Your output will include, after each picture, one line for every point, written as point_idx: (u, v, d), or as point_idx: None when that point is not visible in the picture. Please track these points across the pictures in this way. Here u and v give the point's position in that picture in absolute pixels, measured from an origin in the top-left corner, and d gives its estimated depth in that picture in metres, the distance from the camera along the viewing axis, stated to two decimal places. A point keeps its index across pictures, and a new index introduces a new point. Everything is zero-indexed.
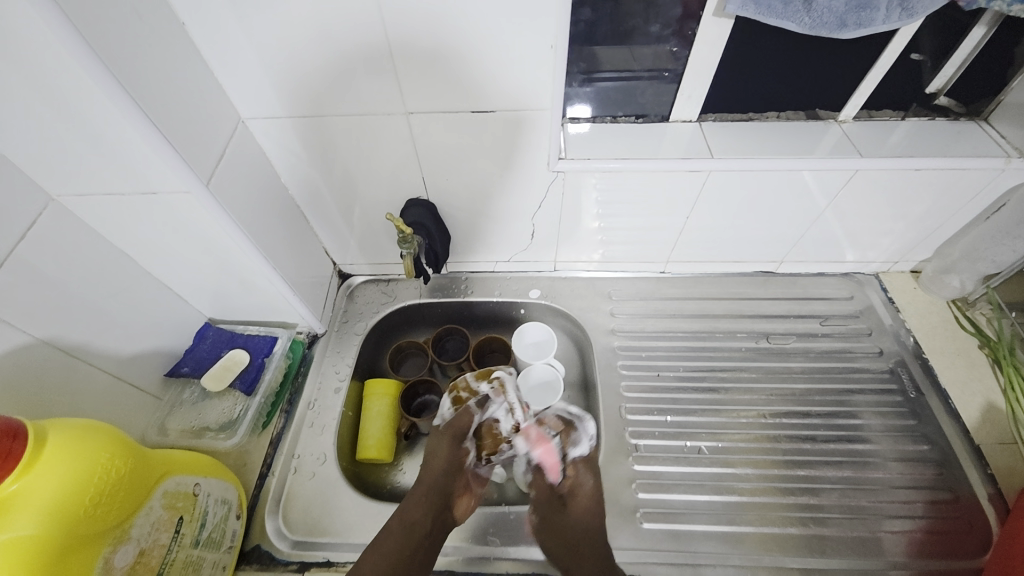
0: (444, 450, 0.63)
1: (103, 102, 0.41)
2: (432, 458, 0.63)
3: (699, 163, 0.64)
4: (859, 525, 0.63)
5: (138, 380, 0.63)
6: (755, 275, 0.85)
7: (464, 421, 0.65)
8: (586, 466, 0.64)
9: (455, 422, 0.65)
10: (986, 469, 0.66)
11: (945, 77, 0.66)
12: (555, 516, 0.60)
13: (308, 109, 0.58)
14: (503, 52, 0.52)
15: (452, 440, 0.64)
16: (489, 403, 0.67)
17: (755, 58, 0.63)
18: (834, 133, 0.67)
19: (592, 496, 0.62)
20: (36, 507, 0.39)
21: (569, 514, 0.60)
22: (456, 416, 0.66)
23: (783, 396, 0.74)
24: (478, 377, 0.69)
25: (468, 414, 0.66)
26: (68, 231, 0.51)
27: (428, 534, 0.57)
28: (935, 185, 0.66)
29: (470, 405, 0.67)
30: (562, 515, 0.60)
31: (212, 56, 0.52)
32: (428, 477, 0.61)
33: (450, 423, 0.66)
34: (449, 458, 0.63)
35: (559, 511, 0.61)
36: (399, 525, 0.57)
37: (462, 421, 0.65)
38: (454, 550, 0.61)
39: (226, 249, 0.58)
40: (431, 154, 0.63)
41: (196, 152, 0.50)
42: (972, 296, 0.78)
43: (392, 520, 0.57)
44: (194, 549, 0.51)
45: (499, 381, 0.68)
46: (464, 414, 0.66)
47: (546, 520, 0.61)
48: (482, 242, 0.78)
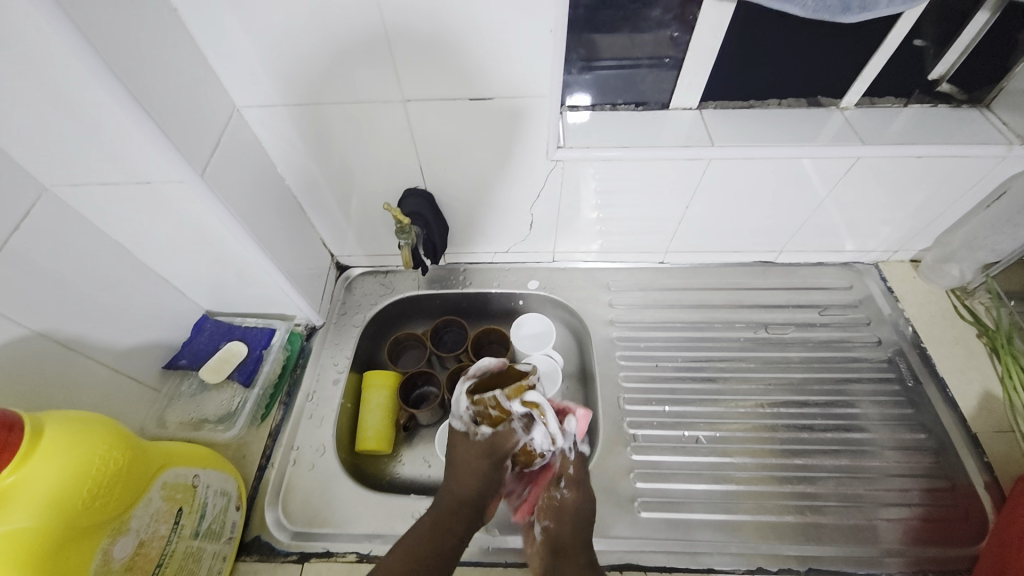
0: (479, 463, 0.56)
1: (94, 90, 0.40)
2: (463, 466, 0.56)
3: (698, 152, 0.63)
4: (856, 513, 0.63)
5: (136, 372, 0.63)
6: (754, 265, 0.84)
7: (504, 445, 0.56)
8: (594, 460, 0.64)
9: (493, 445, 0.56)
10: (983, 457, 0.66)
11: (947, 64, 0.65)
12: (573, 506, 0.58)
13: (303, 96, 0.57)
14: (502, 37, 0.51)
15: (490, 458, 0.56)
16: (531, 424, 0.56)
17: (757, 44, 0.62)
18: (835, 120, 0.67)
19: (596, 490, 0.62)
20: (33, 498, 0.39)
21: (585, 503, 0.58)
22: (496, 437, 0.56)
23: (782, 386, 0.74)
24: (514, 394, 0.55)
25: (508, 437, 0.55)
26: (61, 222, 0.50)
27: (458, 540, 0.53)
28: (936, 173, 0.66)
29: (513, 428, 0.55)
30: (578, 507, 0.58)
31: (205, 41, 0.51)
32: (464, 486, 0.56)
33: (489, 442, 0.56)
34: (484, 472, 0.56)
35: (576, 498, 0.59)
36: (432, 529, 0.53)
37: (499, 443, 0.56)
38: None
39: (222, 240, 0.57)
40: (428, 144, 0.63)
41: (190, 140, 0.49)
42: (971, 285, 0.78)
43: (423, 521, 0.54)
44: (194, 539, 0.51)
45: (539, 405, 0.55)
46: (506, 438, 0.56)
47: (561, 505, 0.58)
48: (480, 233, 0.77)
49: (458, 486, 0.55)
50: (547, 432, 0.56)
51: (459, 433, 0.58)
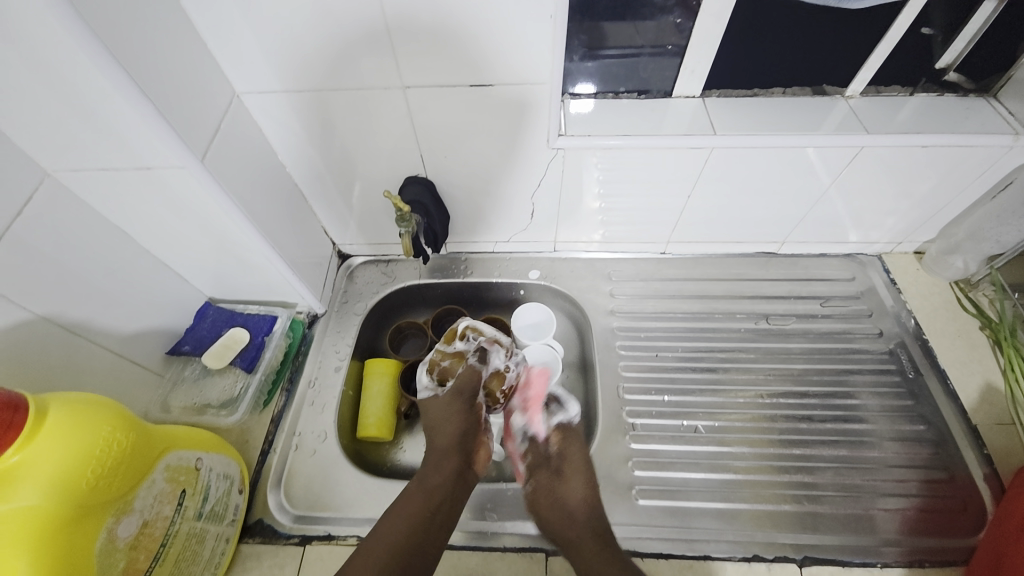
0: (454, 411, 0.67)
1: (94, 77, 0.40)
2: (442, 419, 0.67)
3: (701, 140, 0.63)
4: (853, 502, 0.63)
5: (140, 358, 0.63)
6: (757, 256, 0.84)
7: (471, 381, 0.70)
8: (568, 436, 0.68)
9: (461, 386, 0.70)
10: (982, 449, 0.66)
11: (955, 53, 0.64)
12: (548, 486, 0.63)
13: (303, 83, 0.57)
14: (501, 25, 0.51)
15: (460, 399, 0.68)
16: (487, 356, 0.73)
17: (761, 32, 0.62)
18: (840, 109, 0.66)
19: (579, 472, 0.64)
20: (38, 477, 0.39)
21: (564, 482, 0.63)
22: (458, 379, 0.70)
23: (782, 376, 0.74)
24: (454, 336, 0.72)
25: (471, 374, 0.71)
26: (64, 208, 0.51)
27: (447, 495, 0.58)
28: (942, 162, 0.65)
29: (473, 363, 0.72)
30: (560, 483, 0.63)
31: (206, 29, 0.51)
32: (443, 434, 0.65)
33: (459, 384, 0.70)
34: (459, 415, 0.67)
35: (557, 478, 0.64)
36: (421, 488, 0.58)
37: (469, 379, 0.70)
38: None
39: (223, 226, 0.58)
40: (429, 131, 0.62)
41: (190, 126, 0.49)
42: (975, 277, 0.77)
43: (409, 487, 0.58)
44: (198, 521, 0.51)
45: (476, 327, 0.73)
46: (467, 374, 0.71)
47: (543, 489, 0.63)
48: (481, 221, 0.77)
49: (438, 448, 0.63)
50: (500, 355, 0.73)
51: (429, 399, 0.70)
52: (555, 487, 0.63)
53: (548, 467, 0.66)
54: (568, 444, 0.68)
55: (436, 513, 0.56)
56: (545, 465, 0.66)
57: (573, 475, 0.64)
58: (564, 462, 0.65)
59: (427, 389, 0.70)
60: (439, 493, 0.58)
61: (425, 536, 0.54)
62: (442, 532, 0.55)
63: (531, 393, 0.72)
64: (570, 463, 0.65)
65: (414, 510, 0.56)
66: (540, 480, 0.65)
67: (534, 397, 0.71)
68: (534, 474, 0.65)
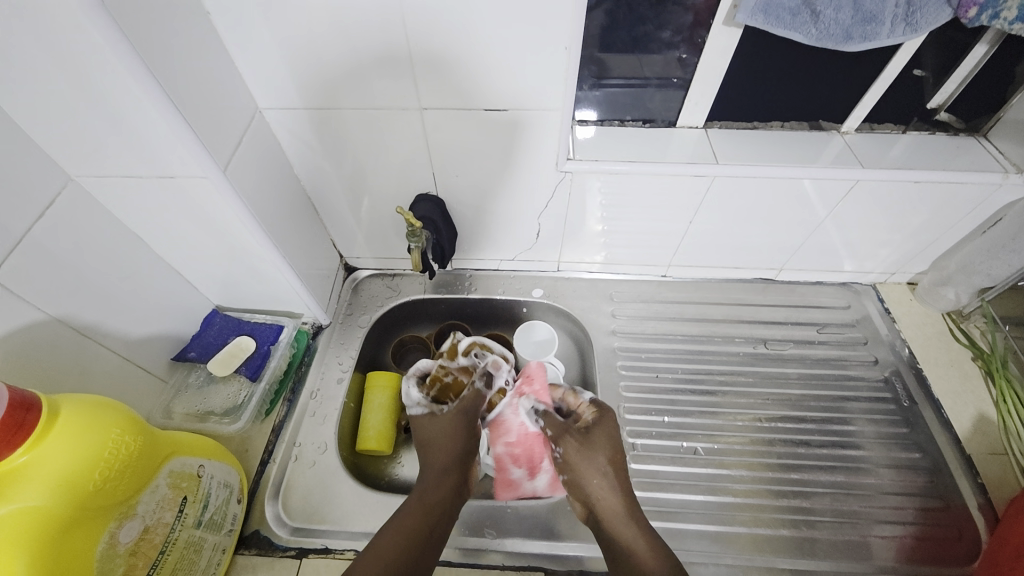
0: (454, 427, 0.63)
1: (130, 89, 0.42)
2: (443, 433, 0.63)
3: (703, 168, 0.65)
4: (850, 529, 0.64)
5: (146, 363, 0.63)
6: (754, 282, 0.86)
7: (477, 395, 0.66)
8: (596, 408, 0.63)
9: (467, 400, 0.65)
10: (976, 478, 0.67)
11: (947, 93, 0.68)
12: (580, 455, 0.60)
13: (324, 102, 0.59)
14: (519, 53, 0.53)
15: (463, 417, 0.64)
16: (492, 377, 0.70)
17: (762, 69, 0.65)
18: (836, 143, 0.69)
19: (610, 443, 0.61)
20: (45, 477, 0.39)
21: (593, 451, 0.60)
22: (463, 398, 0.66)
23: (780, 401, 0.75)
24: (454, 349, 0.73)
25: (475, 394, 0.66)
26: (84, 212, 0.52)
27: (443, 513, 0.57)
28: (933, 198, 0.68)
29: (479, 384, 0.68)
30: (586, 452, 0.60)
31: (232, 44, 0.53)
32: (445, 449, 0.62)
33: (461, 402, 0.65)
34: (459, 435, 0.63)
35: (589, 444, 0.60)
36: (420, 508, 0.57)
37: (472, 400, 0.65)
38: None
39: (237, 236, 0.59)
40: (442, 150, 0.64)
41: (216, 138, 0.51)
42: (967, 309, 0.79)
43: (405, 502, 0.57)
44: (197, 529, 0.51)
45: (474, 343, 0.74)
46: (472, 392, 0.66)
47: (570, 455, 0.60)
48: (487, 240, 0.79)
49: (438, 463, 0.61)
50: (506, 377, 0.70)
51: (424, 417, 0.64)
52: (586, 458, 0.59)
53: (576, 432, 0.62)
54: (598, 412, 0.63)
55: (433, 533, 0.55)
56: (571, 429, 0.62)
57: (604, 445, 0.60)
58: (596, 432, 0.61)
59: (419, 404, 0.66)
60: (436, 512, 0.57)
61: (422, 554, 0.53)
62: (438, 549, 0.55)
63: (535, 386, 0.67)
64: (600, 434, 0.61)
65: (413, 527, 0.55)
66: (570, 446, 0.60)
67: (539, 389, 0.66)
68: (563, 442, 0.61)
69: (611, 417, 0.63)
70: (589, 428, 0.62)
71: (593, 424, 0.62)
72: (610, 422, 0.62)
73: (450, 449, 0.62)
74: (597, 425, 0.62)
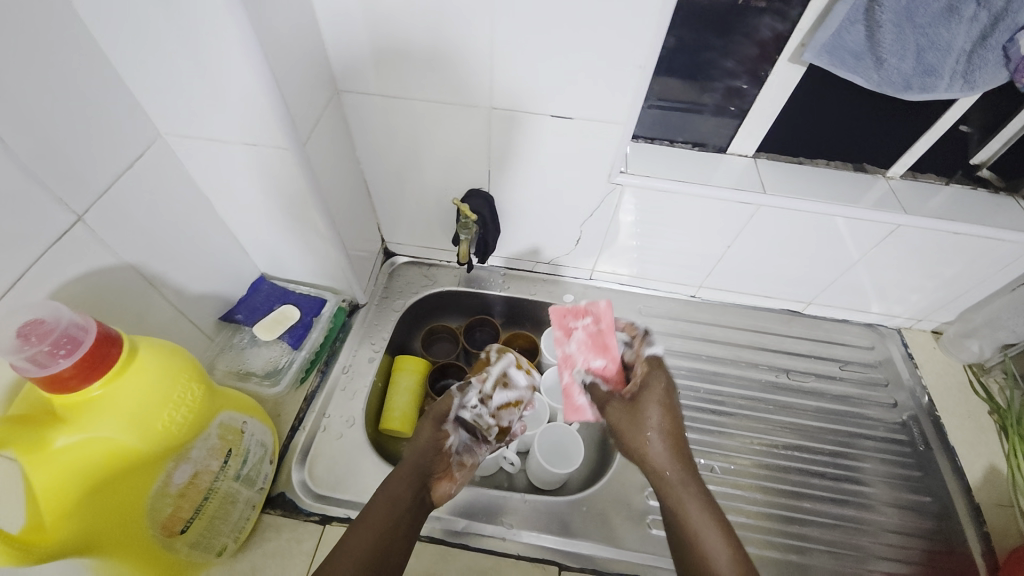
0: (425, 428, 0.60)
1: (237, 57, 0.45)
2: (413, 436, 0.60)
3: (751, 196, 0.67)
4: (847, 561, 0.65)
5: (199, 319, 0.66)
6: (781, 312, 0.88)
7: (443, 404, 0.62)
8: (654, 367, 0.61)
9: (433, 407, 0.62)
10: (983, 527, 0.67)
11: (989, 151, 0.70)
12: (631, 423, 0.58)
13: (398, 90, 0.62)
14: (594, 64, 0.56)
15: (430, 421, 0.61)
16: (469, 388, 0.64)
17: (816, 109, 0.67)
18: (879, 187, 0.71)
19: (663, 402, 0.58)
20: (118, 412, 0.40)
21: (645, 414, 0.58)
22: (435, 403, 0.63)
23: (797, 431, 0.76)
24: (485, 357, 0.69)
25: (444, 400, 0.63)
26: (166, 169, 0.55)
27: (409, 512, 0.54)
28: (970, 249, 0.69)
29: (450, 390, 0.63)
30: (637, 420, 0.58)
31: (324, 27, 0.56)
32: (412, 448, 0.59)
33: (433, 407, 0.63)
34: (425, 437, 0.60)
35: (636, 412, 0.58)
36: (383, 505, 0.53)
37: (440, 406, 0.62)
38: (441, 521, 0.64)
39: (300, 208, 0.61)
40: (502, 149, 0.67)
41: (299, 112, 0.54)
42: (988, 363, 0.80)
43: (375, 495, 0.54)
44: (235, 482, 0.53)
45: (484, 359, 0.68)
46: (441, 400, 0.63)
47: (616, 418, 0.60)
48: (529, 240, 0.81)
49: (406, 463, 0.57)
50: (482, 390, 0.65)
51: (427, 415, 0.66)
52: (637, 423, 0.58)
53: (626, 401, 0.60)
54: (649, 375, 0.60)
55: (395, 533, 0.52)
56: (616, 397, 0.62)
57: (653, 409, 0.57)
58: (644, 395, 0.59)
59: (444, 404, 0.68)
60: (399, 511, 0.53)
61: (388, 552, 0.51)
62: (402, 549, 0.52)
63: (602, 324, 0.67)
64: (650, 397, 0.58)
65: (376, 526, 0.51)
66: (614, 407, 0.61)
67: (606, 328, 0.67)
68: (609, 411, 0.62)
69: (662, 380, 0.59)
70: (639, 395, 0.59)
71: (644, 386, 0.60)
72: (661, 384, 0.59)
73: (417, 449, 0.58)
74: (648, 391, 0.59)
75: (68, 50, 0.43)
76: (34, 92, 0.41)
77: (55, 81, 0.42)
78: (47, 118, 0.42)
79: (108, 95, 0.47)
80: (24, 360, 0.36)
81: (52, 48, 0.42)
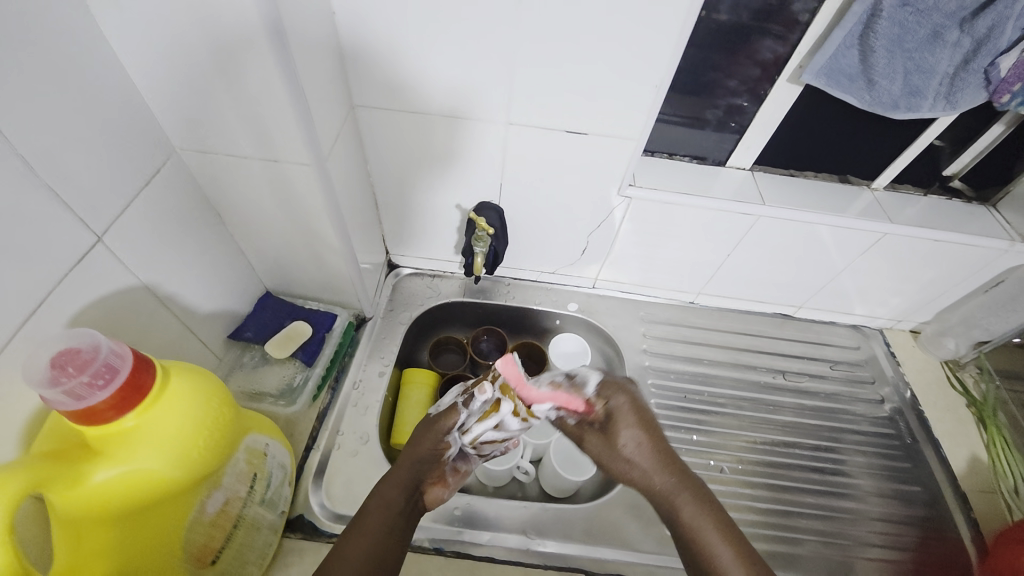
0: (426, 433, 0.59)
1: (269, 74, 0.45)
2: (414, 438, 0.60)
3: (752, 208, 0.71)
4: (834, 549, 0.69)
5: (208, 338, 0.64)
6: (774, 316, 0.92)
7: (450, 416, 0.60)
8: (609, 387, 0.58)
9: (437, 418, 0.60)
10: (970, 512, 0.72)
11: (961, 163, 0.76)
12: (607, 450, 0.58)
13: (414, 105, 0.62)
14: (609, 83, 0.58)
15: (432, 427, 0.59)
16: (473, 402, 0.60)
17: (809, 125, 0.71)
18: (865, 198, 0.75)
19: (629, 420, 0.57)
20: (154, 443, 0.39)
21: (615, 437, 0.57)
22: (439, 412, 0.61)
23: (796, 430, 0.80)
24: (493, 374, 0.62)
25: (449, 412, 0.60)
26: (180, 185, 0.54)
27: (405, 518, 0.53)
28: (948, 254, 0.75)
29: (458, 403, 0.61)
30: (611, 446, 0.57)
31: (345, 42, 0.56)
32: (410, 454, 0.58)
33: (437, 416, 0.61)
34: (423, 443, 0.59)
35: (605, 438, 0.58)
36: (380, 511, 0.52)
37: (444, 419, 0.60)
38: (466, 535, 0.64)
39: (316, 222, 0.60)
40: (515, 163, 0.68)
41: (321, 128, 0.54)
42: (963, 359, 0.86)
43: (369, 499, 0.54)
44: (260, 506, 0.52)
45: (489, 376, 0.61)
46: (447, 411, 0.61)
47: (595, 450, 0.59)
48: (536, 251, 0.82)
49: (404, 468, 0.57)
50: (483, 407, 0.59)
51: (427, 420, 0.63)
52: (610, 450, 0.58)
53: (596, 429, 0.59)
54: (609, 398, 0.58)
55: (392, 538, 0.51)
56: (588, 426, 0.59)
57: (624, 432, 0.57)
58: (611, 420, 0.57)
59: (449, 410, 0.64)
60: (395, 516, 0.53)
61: (385, 558, 0.50)
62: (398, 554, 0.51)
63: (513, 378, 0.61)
64: (616, 419, 0.57)
65: (375, 532, 0.51)
66: (592, 440, 0.59)
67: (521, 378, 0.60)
68: (586, 441, 0.60)
69: (623, 400, 0.58)
70: (606, 422, 0.58)
71: (609, 411, 0.58)
72: (624, 403, 0.57)
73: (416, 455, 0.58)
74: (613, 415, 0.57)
75: (90, 68, 0.42)
76: (58, 109, 0.40)
77: (78, 97, 0.42)
78: (72, 136, 0.41)
79: (127, 112, 0.47)
80: (61, 393, 0.35)
81: (76, 67, 0.41)
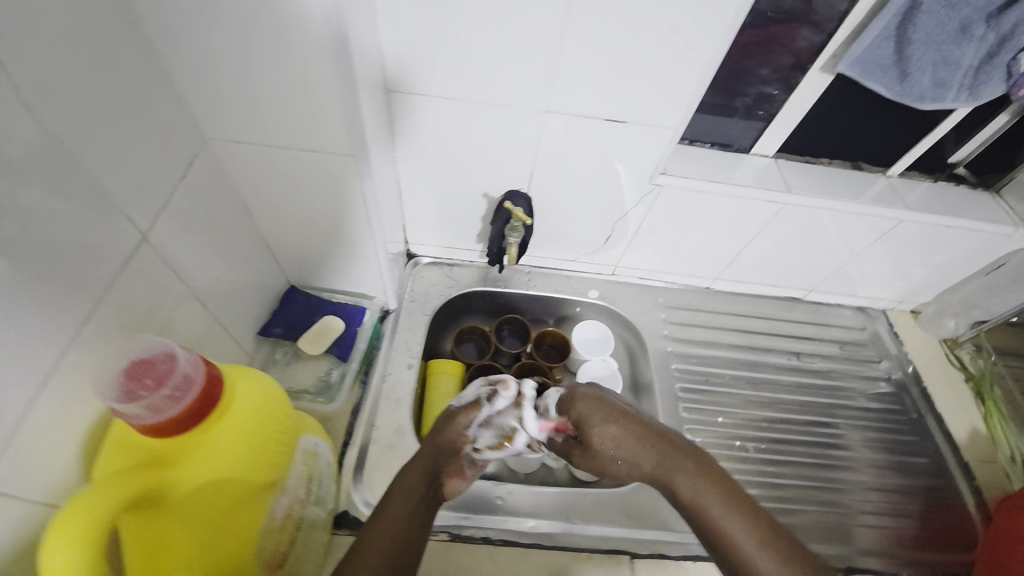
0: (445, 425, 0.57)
1: (319, 62, 0.43)
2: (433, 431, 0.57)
3: (779, 196, 0.72)
4: (834, 516, 0.73)
5: (237, 336, 0.61)
6: (784, 299, 0.95)
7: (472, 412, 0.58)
8: (579, 395, 0.57)
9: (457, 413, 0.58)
10: (972, 481, 0.78)
11: (966, 151, 0.79)
12: (594, 460, 0.56)
13: (450, 91, 0.60)
14: (653, 72, 0.57)
15: (450, 420, 0.57)
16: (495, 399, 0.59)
17: (833, 113, 0.72)
18: (880, 185, 0.78)
19: (598, 418, 0.55)
20: (222, 451, 0.38)
21: (595, 442, 0.55)
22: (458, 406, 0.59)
23: (811, 408, 0.83)
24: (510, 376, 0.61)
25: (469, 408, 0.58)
26: (211, 178, 0.52)
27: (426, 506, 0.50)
28: (957, 239, 0.78)
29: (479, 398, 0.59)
30: (594, 454, 0.56)
31: (382, 25, 0.53)
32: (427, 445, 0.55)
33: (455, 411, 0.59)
34: (438, 435, 0.56)
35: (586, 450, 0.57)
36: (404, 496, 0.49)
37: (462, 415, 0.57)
38: (510, 525, 0.64)
39: (353, 214, 0.58)
40: (549, 152, 0.67)
41: (364, 117, 0.51)
42: (961, 337, 0.91)
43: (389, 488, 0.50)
44: (314, 506, 0.51)
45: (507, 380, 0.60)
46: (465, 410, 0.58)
47: (585, 463, 0.58)
48: (560, 239, 0.82)
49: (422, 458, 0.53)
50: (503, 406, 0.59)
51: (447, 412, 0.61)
52: (598, 457, 0.56)
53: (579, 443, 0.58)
54: (574, 406, 0.57)
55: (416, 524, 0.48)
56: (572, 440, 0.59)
57: (597, 435, 0.55)
58: (583, 428, 0.56)
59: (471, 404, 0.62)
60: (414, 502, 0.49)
61: (409, 545, 0.46)
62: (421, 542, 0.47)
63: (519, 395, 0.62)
64: (588, 423, 0.56)
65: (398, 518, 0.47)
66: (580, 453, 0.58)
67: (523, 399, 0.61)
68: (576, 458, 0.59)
69: (584, 403, 0.56)
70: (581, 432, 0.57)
71: (579, 420, 0.57)
72: (588, 404, 0.56)
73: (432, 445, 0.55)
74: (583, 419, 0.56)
75: (126, 55, 0.40)
76: (99, 101, 0.37)
77: (116, 87, 0.39)
78: (112, 129, 0.39)
79: (160, 101, 0.44)
80: (140, 407, 0.35)
81: (114, 55, 0.38)
